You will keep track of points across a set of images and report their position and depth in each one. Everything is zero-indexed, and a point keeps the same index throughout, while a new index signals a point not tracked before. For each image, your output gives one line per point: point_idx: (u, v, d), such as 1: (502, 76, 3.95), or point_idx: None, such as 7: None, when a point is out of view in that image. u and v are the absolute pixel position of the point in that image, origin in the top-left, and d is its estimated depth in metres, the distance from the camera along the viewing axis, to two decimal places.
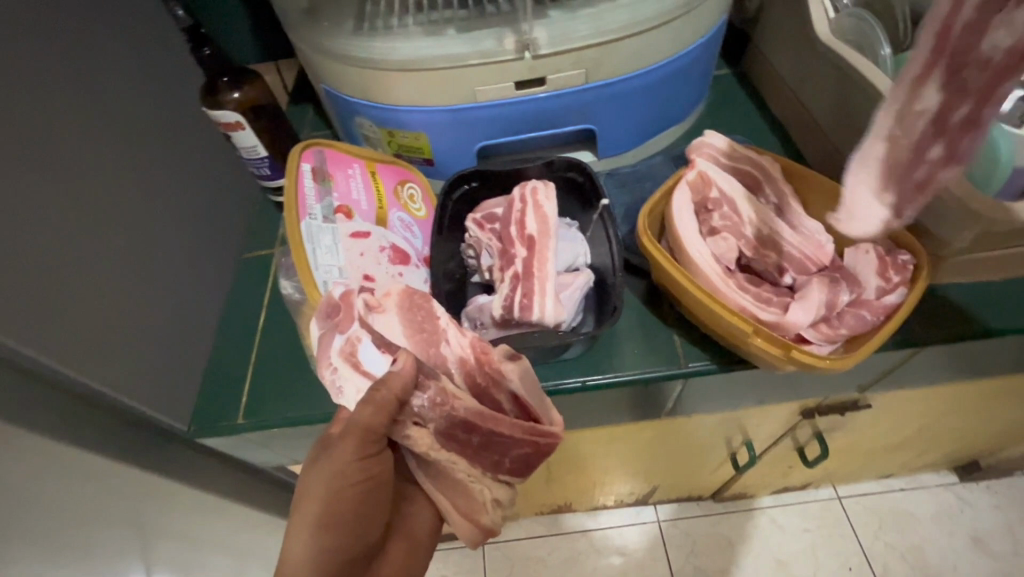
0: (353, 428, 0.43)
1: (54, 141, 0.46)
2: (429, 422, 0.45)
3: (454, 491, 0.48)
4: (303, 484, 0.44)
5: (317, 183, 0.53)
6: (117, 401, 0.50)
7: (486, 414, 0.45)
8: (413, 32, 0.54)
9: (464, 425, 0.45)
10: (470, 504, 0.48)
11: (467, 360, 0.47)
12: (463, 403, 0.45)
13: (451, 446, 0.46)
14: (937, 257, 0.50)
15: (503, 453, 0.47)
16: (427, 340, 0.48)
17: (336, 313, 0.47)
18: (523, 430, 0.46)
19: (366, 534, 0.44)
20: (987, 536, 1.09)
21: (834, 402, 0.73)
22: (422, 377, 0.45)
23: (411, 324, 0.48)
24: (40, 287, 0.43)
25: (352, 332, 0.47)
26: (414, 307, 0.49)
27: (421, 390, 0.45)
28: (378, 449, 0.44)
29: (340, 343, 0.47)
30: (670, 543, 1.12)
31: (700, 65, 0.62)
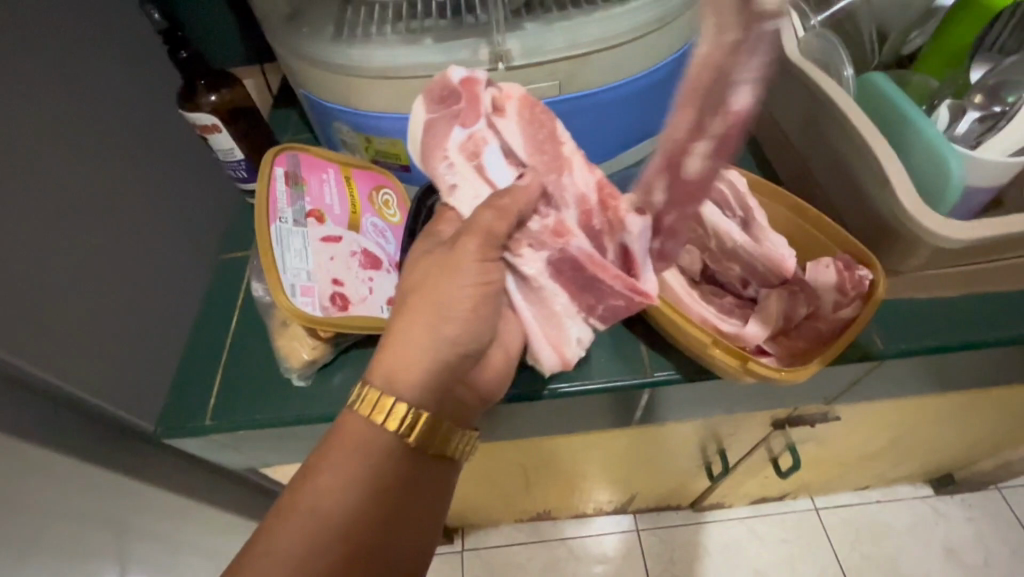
0: (478, 225, 0.44)
1: (27, 139, 0.46)
2: (545, 248, 0.46)
3: (548, 319, 0.50)
4: (421, 276, 0.46)
5: (289, 187, 0.54)
6: (84, 400, 0.49)
7: (596, 258, 0.45)
8: (390, 40, 0.54)
9: (573, 262, 0.46)
10: (557, 335, 0.50)
11: (591, 199, 0.45)
12: (578, 234, 0.46)
13: (557, 271, 0.47)
14: (895, 271, 0.51)
15: (611, 294, 0.47)
16: (551, 162, 0.46)
17: (452, 100, 0.48)
18: (623, 287, 0.45)
19: (467, 336, 0.46)
20: (960, 549, 1.10)
21: (805, 414, 0.74)
22: (544, 203, 0.46)
23: (530, 138, 0.47)
24: (10, 284, 0.43)
25: (475, 131, 0.47)
26: (535, 119, 0.47)
27: (539, 215, 0.46)
28: (495, 257, 0.46)
29: (459, 136, 0.47)
30: (648, 552, 1.13)
31: (674, 80, 0.63)
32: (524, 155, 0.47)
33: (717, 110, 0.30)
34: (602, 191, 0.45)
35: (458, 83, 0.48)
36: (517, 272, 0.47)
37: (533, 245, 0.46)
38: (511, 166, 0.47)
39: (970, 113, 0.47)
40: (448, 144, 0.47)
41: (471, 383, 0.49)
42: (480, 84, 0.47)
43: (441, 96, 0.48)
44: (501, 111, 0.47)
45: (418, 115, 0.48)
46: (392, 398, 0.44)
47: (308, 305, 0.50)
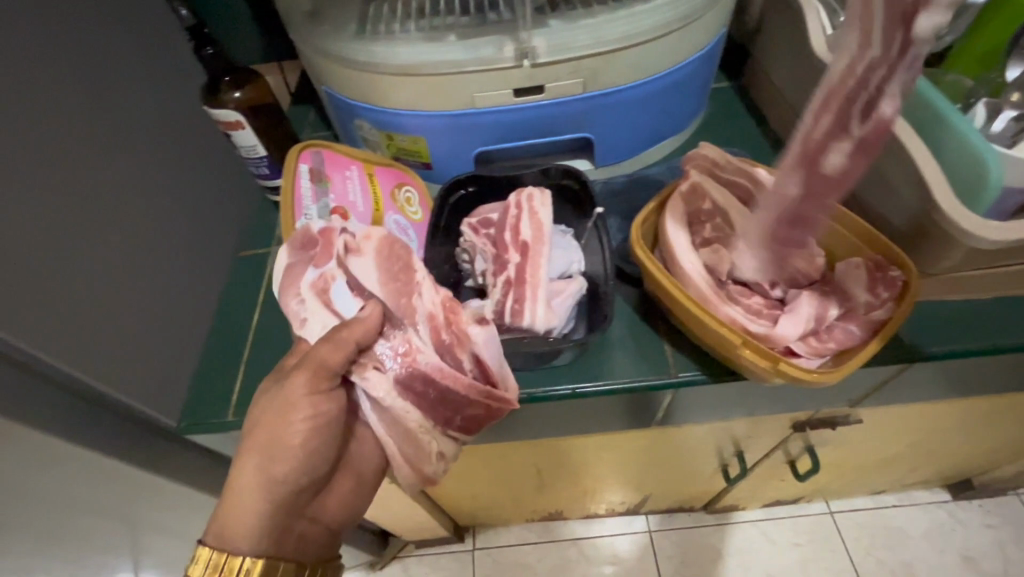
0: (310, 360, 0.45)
1: (52, 134, 0.46)
2: (388, 370, 0.46)
3: (404, 438, 0.49)
4: (262, 410, 0.46)
5: (314, 183, 0.54)
6: (106, 395, 0.50)
7: (439, 374, 0.46)
8: (413, 37, 0.54)
9: (423, 380, 0.46)
10: (416, 453, 0.50)
11: (432, 323, 0.48)
12: (421, 358, 0.46)
13: (405, 392, 0.47)
14: (926, 273, 0.50)
15: (461, 409, 0.48)
16: (396, 292, 0.48)
17: (312, 247, 0.48)
18: (478, 393, 0.47)
19: (308, 468, 0.47)
20: (978, 556, 1.08)
21: (826, 416, 0.73)
22: (389, 326, 0.47)
23: (386, 272, 0.48)
24: (33, 279, 0.43)
25: (327, 270, 0.48)
26: (393, 256, 0.49)
27: (386, 338, 0.47)
28: (331, 386, 0.47)
29: (311, 277, 0.48)
30: (660, 553, 1.12)
31: (697, 78, 0.62)
32: (374, 288, 0.47)
33: (862, 113, 0.37)
34: (449, 307, 0.48)
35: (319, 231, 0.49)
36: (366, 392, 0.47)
37: (361, 369, 0.46)
38: (358, 299, 0.48)
39: (1007, 111, 0.47)
40: (302, 282, 0.48)
41: (320, 513, 0.51)
42: (338, 234, 0.49)
43: (302, 243, 0.48)
44: (363, 250, 0.49)
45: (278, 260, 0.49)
46: (229, 553, 0.43)
47: None
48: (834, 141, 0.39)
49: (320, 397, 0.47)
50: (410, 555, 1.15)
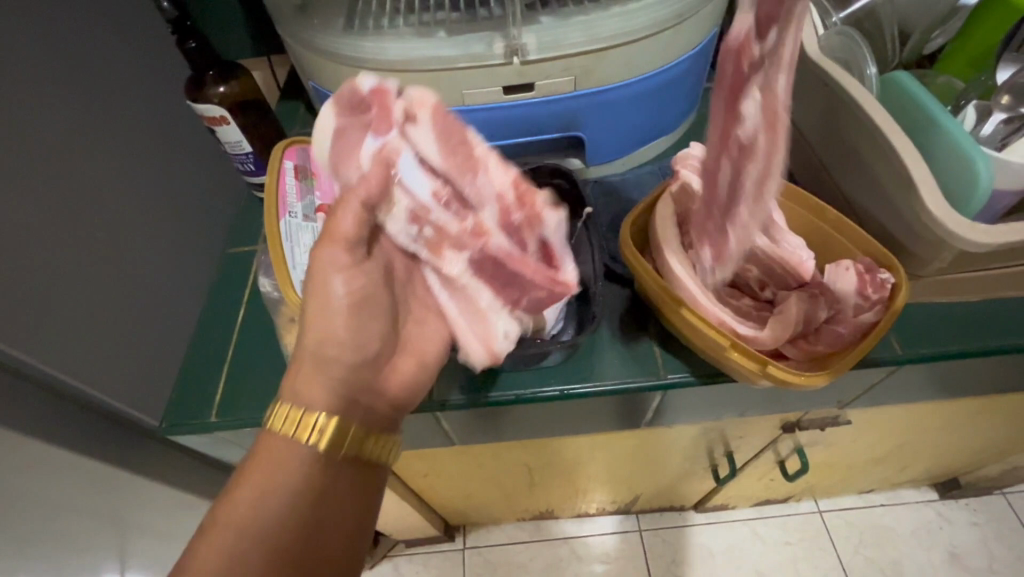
0: (344, 223, 0.43)
1: (30, 130, 0.45)
2: (466, 250, 0.44)
3: (466, 313, 0.47)
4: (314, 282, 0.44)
5: (299, 181, 0.53)
6: (88, 396, 0.49)
7: (512, 254, 0.44)
8: (402, 32, 0.53)
9: (503, 255, 0.43)
10: (484, 329, 0.47)
11: (505, 199, 0.43)
12: (487, 231, 0.43)
13: (472, 260, 0.44)
14: (915, 275, 0.51)
15: (530, 293, 0.45)
16: (462, 160, 0.42)
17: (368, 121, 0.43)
18: (542, 276, 0.44)
19: (366, 344, 0.45)
20: (965, 553, 1.09)
21: (816, 417, 0.73)
22: (461, 204, 0.43)
23: (445, 141, 0.42)
24: (13, 278, 0.42)
25: (387, 139, 0.42)
26: (448, 124, 0.42)
27: (455, 216, 0.43)
28: (363, 253, 0.44)
29: (372, 146, 0.42)
30: (650, 552, 1.12)
31: (690, 77, 0.62)
32: (438, 162, 0.42)
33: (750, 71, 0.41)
34: (518, 188, 0.43)
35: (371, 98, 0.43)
36: (439, 272, 0.46)
37: (427, 243, 0.44)
38: (427, 176, 0.42)
39: (996, 115, 0.47)
40: (361, 151, 0.42)
41: (385, 390, 0.47)
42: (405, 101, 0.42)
43: (352, 104, 0.44)
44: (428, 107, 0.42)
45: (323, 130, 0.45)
46: (304, 410, 0.42)
47: None
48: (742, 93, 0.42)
49: (363, 269, 0.44)
50: (400, 555, 1.15)
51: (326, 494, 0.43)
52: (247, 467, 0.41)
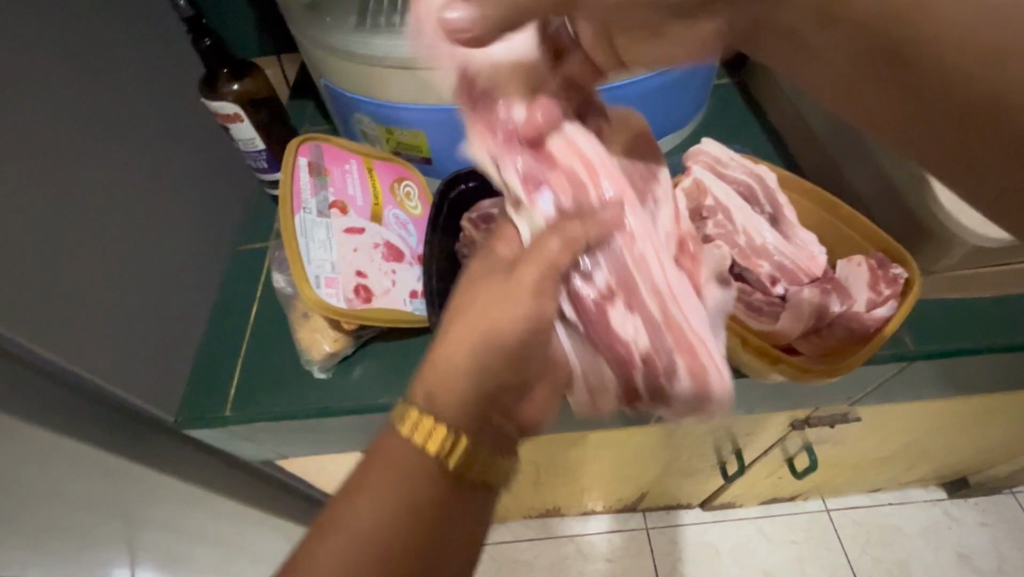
0: (539, 256, 0.40)
1: (49, 128, 0.46)
2: (641, 311, 0.41)
3: (588, 368, 0.43)
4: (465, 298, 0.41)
5: (314, 178, 0.54)
6: (104, 390, 0.49)
7: (670, 292, 0.41)
8: (414, 31, 0.54)
9: (651, 326, 0.41)
10: (599, 382, 0.44)
11: (671, 242, 0.45)
12: (659, 268, 0.42)
13: (641, 320, 0.41)
14: (926, 268, 0.51)
15: (680, 356, 0.41)
16: (619, 183, 0.46)
17: (526, 148, 0.49)
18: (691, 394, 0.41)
19: (523, 366, 0.41)
20: (973, 553, 1.09)
21: (825, 415, 0.73)
22: (625, 285, 0.41)
23: (623, 223, 0.42)
24: (32, 274, 0.43)
25: (584, 215, 0.41)
26: (627, 211, 0.43)
27: (599, 265, 0.41)
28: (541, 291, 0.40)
29: (549, 203, 0.47)
30: (657, 550, 1.12)
31: (699, 74, 0.62)
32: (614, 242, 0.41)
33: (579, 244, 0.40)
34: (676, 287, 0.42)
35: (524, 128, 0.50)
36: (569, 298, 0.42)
37: (599, 297, 0.42)
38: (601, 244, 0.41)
39: None
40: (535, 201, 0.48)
41: (518, 416, 0.42)
42: (598, 118, 0.50)
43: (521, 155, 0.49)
44: (579, 130, 0.50)
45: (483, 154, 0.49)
46: (435, 419, 0.37)
47: (332, 296, 0.49)
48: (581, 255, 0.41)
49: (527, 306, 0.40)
50: None
51: (442, 526, 0.36)
52: (365, 467, 0.37)
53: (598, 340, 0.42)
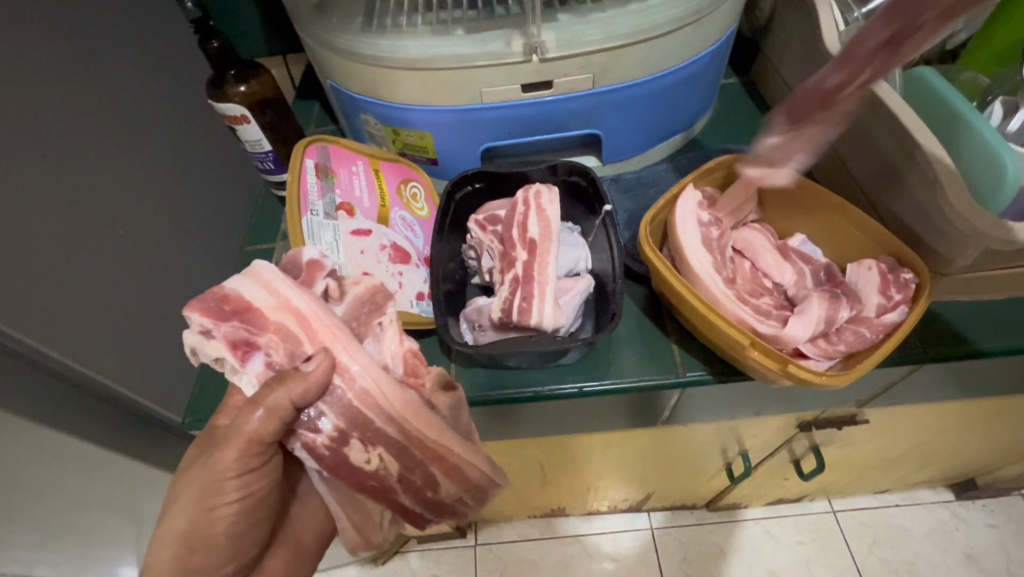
0: (243, 431, 0.41)
1: (59, 132, 0.46)
2: (382, 440, 0.43)
3: (349, 507, 0.50)
4: (171, 497, 0.44)
5: (320, 179, 0.53)
6: (114, 392, 0.50)
7: (407, 417, 0.44)
8: (421, 31, 0.53)
9: (396, 449, 0.44)
10: (362, 519, 0.50)
11: (398, 368, 0.45)
12: (391, 398, 0.43)
13: (385, 450, 0.44)
14: (939, 272, 0.50)
15: (434, 465, 0.45)
16: (327, 333, 0.43)
17: (228, 314, 0.42)
18: (457, 491, 0.47)
19: (240, 548, 0.46)
20: (981, 555, 1.08)
21: (832, 416, 0.72)
22: (328, 394, 0.43)
23: (287, 335, 0.42)
24: (43, 276, 0.43)
25: (249, 368, 0.43)
26: (251, 321, 0.42)
27: (323, 411, 0.43)
28: (261, 460, 0.44)
29: (259, 366, 0.43)
30: (662, 551, 1.12)
31: (707, 74, 0.61)
32: (303, 351, 0.42)
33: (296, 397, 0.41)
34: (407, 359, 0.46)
35: (229, 290, 0.44)
36: (304, 438, 0.43)
37: (329, 442, 0.43)
38: (267, 371, 0.43)
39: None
40: (246, 365, 0.42)
41: None
42: (323, 270, 0.45)
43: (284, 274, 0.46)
44: (296, 282, 0.44)
45: (190, 337, 0.42)
46: None
47: None
48: (301, 400, 0.41)
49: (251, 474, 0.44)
50: (412, 550, 1.15)
51: None
52: None
53: (344, 478, 0.44)
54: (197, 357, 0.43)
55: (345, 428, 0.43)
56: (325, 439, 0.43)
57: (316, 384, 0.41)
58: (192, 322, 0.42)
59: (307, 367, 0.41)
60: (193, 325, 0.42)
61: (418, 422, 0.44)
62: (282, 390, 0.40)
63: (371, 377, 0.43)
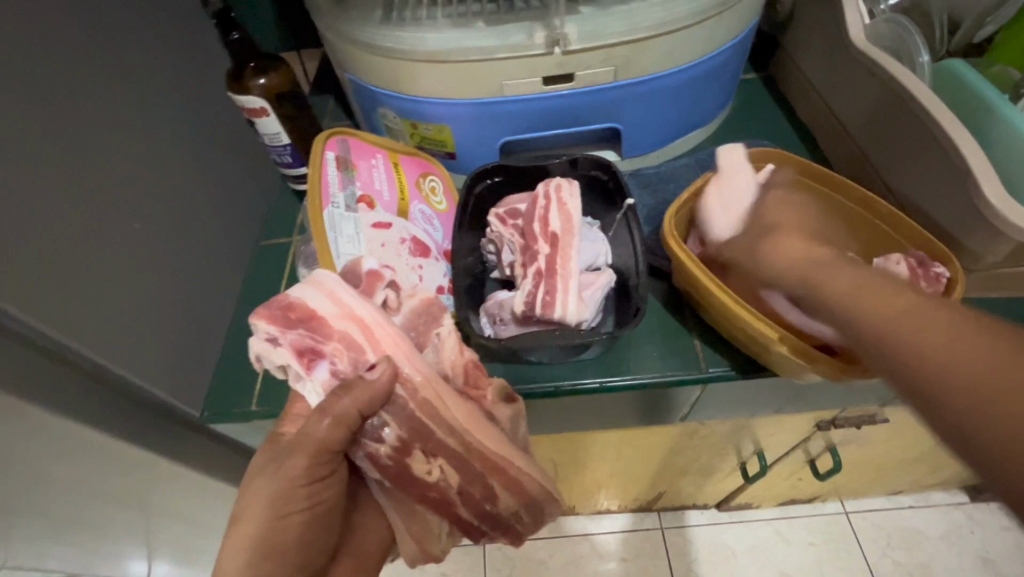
0: (310, 436, 0.41)
1: (81, 124, 0.46)
2: (444, 451, 0.44)
3: (407, 518, 0.49)
4: (241, 502, 0.43)
5: (341, 172, 0.53)
6: (133, 384, 0.50)
7: (469, 429, 0.45)
8: (441, 24, 0.53)
9: (456, 460, 0.45)
10: (422, 532, 0.49)
11: (456, 377, 0.47)
12: (451, 408, 0.44)
13: (446, 461, 0.45)
14: (969, 268, 0.50)
15: (493, 478, 0.46)
16: (390, 342, 0.43)
17: (296, 323, 0.42)
18: (516, 505, 0.48)
19: (309, 557, 0.45)
20: (997, 558, 1.07)
21: (851, 415, 0.71)
22: (387, 403, 0.43)
23: (355, 344, 0.43)
24: (64, 267, 0.43)
25: (316, 377, 0.43)
26: (318, 331, 0.42)
27: (383, 415, 0.43)
28: (328, 471, 0.44)
29: (325, 374, 0.43)
30: (672, 551, 1.11)
31: (729, 68, 0.61)
32: (370, 361, 0.43)
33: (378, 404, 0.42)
34: (467, 368, 0.47)
35: (293, 297, 0.43)
36: (366, 444, 0.44)
37: (391, 451, 0.44)
38: (333, 380, 0.43)
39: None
40: (313, 375, 0.43)
41: None
42: (384, 281, 0.46)
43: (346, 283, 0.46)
44: (357, 291, 0.45)
45: (257, 344, 0.42)
46: None
47: None
48: (374, 411, 0.42)
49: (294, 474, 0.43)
50: None
51: None
52: None
53: (407, 488, 0.46)
54: (261, 363, 0.43)
55: (409, 439, 0.44)
56: (390, 451, 0.44)
57: (384, 394, 0.42)
58: (259, 330, 0.42)
59: (371, 375, 0.42)
60: (259, 332, 0.42)
61: (478, 435, 0.45)
62: (351, 398, 0.41)
63: (437, 388, 0.44)
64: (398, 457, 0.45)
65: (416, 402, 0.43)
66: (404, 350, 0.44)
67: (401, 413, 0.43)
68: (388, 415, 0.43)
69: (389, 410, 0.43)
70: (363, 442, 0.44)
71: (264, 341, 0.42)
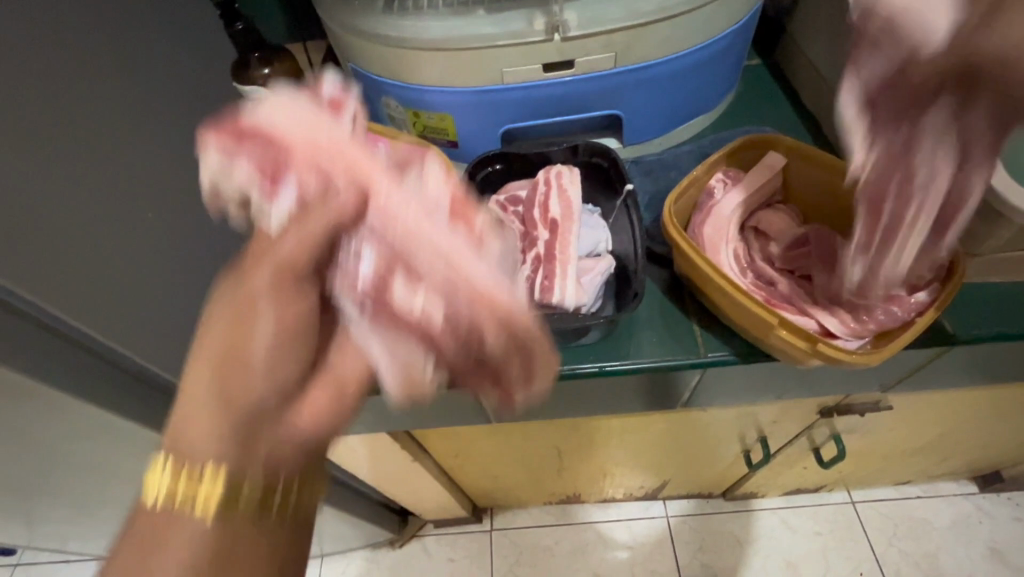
0: (271, 256, 0.35)
1: None
2: (424, 275, 0.36)
3: (388, 351, 0.37)
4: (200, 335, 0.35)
5: None
6: None
7: (454, 253, 0.36)
8: (442, 12, 0.53)
9: (441, 285, 0.36)
10: (405, 357, 0.37)
11: (443, 212, 0.38)
12: (435, 237, 0.37)
13: (430, 287, 0.36)
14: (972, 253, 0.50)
15: (482, 311, 0.36)
16: (364, 158, 0.38)
17: (254, 137, 0.38)
18: (507, 345, 0.37)
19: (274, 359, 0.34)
20: (1006, 547, 1.06)
21: (855, 402, 0.71)
22: (362, 221, 0.36)
23: (321, 164, 0.37)
24: None
25: (276, 203, 0.37)
26: (279, 157, 0.38)
27: (357, 237, 0.36)
28: (298, 289, 0.35)
29: (286, 202, 0.37)
30: (678, 539, 1.12)
31: (730, 53, 0.60)
32: (341, 179, 0.37)
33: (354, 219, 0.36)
34: (454, 203, 0.39)
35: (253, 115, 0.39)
36: (339, 271, 0.36)
37: (370, 275, 0.36)
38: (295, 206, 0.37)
39: None
40: (272, 209, 0.37)
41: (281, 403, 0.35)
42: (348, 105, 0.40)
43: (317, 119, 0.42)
44: (323, 109, 0.40)
45: (213, 167, 0.38)
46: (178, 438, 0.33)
47: None
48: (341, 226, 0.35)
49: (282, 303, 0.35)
50: (428, 535, 1.16)
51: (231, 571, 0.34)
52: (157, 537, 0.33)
53: (387, 316, 0.36)
54: (223, 191, 0.39)
55: (384, 259, 0.36)
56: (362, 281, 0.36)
57: (354, 211, 0.36)
58: (212, 151, 0.38)
59: (339, 189, 0.36)
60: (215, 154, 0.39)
61: (464, 245, 0.37)
62: (319, 210, 0.35)
63: (419, 200, 0.38)
64: (373, 278, 0.36)
65: (394, 226, 0.36)
66: (381, 170, 0.38)
67: (377, 229, 0.36)
68: (357, 245, 0.36)
69: (362, 235, 0.36)
70: (334, 261, 0.36)
71: (223, 166, 0.38)
